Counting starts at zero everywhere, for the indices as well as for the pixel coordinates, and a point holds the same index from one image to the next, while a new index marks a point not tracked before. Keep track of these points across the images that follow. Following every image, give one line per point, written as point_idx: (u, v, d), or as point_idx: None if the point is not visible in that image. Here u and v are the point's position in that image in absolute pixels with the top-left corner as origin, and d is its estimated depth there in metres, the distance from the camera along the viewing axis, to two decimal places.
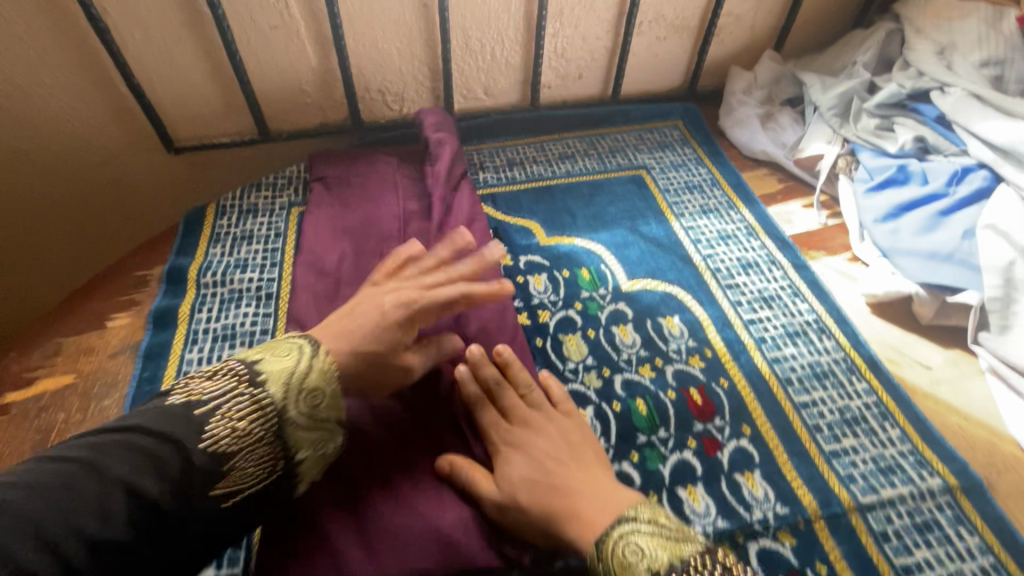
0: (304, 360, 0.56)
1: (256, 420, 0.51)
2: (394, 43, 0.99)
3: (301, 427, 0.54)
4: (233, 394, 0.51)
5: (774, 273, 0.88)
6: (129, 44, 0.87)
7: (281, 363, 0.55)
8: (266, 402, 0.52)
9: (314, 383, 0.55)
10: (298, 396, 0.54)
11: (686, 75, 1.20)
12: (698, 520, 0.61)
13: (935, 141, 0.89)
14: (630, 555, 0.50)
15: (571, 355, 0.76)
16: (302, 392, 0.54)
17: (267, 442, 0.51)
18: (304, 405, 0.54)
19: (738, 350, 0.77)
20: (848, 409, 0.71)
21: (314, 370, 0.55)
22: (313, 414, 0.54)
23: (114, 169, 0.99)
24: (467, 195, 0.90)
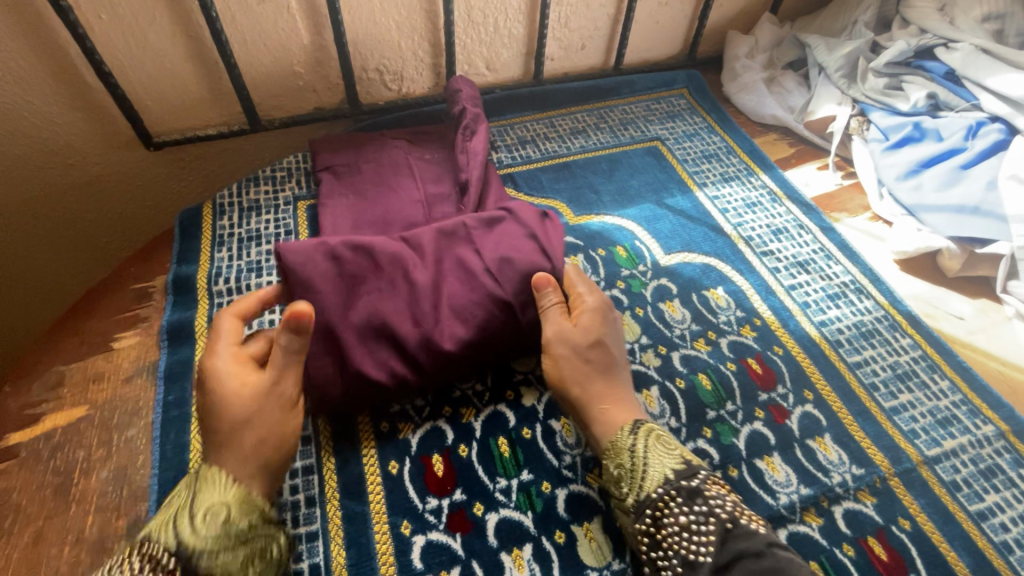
0: (193, 491, 0.51)
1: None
2: (392, 16, 0.91)
3: (210, 556, 0.47)
4: (123, 568, 0.47)
5: (804, 237, 0.88)
6: (95, 26, 0.76)
7: (170, 509, 0.51)
8: (160, 556, 0.47)
9: (211, 500, 0.50)
10: (194, 518, 0.49)
11: (686, 41, 1.18)
12: (835, 470, 0.63)
13: (946, 98, 0.91)
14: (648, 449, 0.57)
15: (675, 320, 0.76)
16: (196, 520, 0.49)
17: None
18: (209, 530, 0.48)
19: (787, 318, 0.77)
20: (899, 365, 0.73)
21: (203, 485, 0.51)
22: (223, 531, 0.49)
23: (84, 170, 0.87)
24: (493, 179, 0.86)
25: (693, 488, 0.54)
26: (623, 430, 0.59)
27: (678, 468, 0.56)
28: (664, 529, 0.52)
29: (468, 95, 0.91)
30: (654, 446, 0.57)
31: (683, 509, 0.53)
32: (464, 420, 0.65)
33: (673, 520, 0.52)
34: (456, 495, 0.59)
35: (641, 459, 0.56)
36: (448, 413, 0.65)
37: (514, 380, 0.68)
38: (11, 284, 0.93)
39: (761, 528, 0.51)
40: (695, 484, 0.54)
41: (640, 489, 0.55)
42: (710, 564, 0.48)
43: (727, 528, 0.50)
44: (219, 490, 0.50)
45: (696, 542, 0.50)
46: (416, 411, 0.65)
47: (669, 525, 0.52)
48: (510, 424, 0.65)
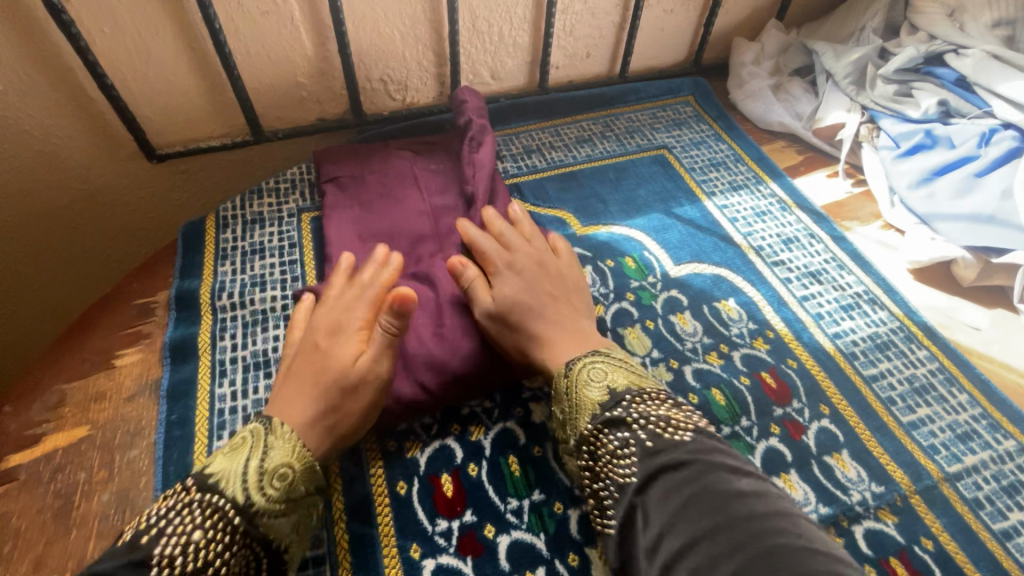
0: (260, 445, 0.53)
1: (208, 525, 0.47)
2: (397, 25, 0.90)
3: (273, 513, 0.50)
4: (185, 506, 0.48)
5: (815, 247, 0.87)
6: (97, 39, 0.75)
7: (235, 459, 0.52)
8: (225, 502, 0.49)
9: (281, 462, 0.52)
10: (262, 476, 0.51)
11: (691, 48, 1.17)
12: (854, 487, 0.62)
13: (957, 104, 0.90)
14: (589, 383, 0.58)
15: (686, 333, 0.74)
16: (263, 477, 0.51)
17: (243, 543, 0.48)
18: (276, 492, 0.51)
19: (800, 330, 0.76)
20: (916, 378, 0.71)
21: (274, 439, 0.53)
22: (287, 491, 0.51)
23: (86, 184, 0.86)
24: (501, 192, 0.85)
25: (617, 417, 0.54)
26: (563, 368, 0.61)
27: (603, 399, 0.56)
28: (600, 457, 0.53)
29: (474, 106, 0.90)
30: (582, 380, 0.59)
31: (612, 437, 0.54)
32: (473, 439, 0.63)
33: (605, 448, 0.53)
34: (466, 516, 0.58)
35: (575, 399, 0.58)
36: (456, 431, 0.64)
37: (523, 396, 0.67)
38: (12, 300, 0.92)
39: (688, 436, 0.52)
40: (619, 413, 0.55)
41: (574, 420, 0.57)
42: (635, 484, 0.50)
43: (648, 447, 0.51)
44: (287, 450, 0.53)
45: (624, 465, 0.51)
46: (424, 429, 0.64)
47: (602, 455, 0.53)
48: (520, 442, 0.63)
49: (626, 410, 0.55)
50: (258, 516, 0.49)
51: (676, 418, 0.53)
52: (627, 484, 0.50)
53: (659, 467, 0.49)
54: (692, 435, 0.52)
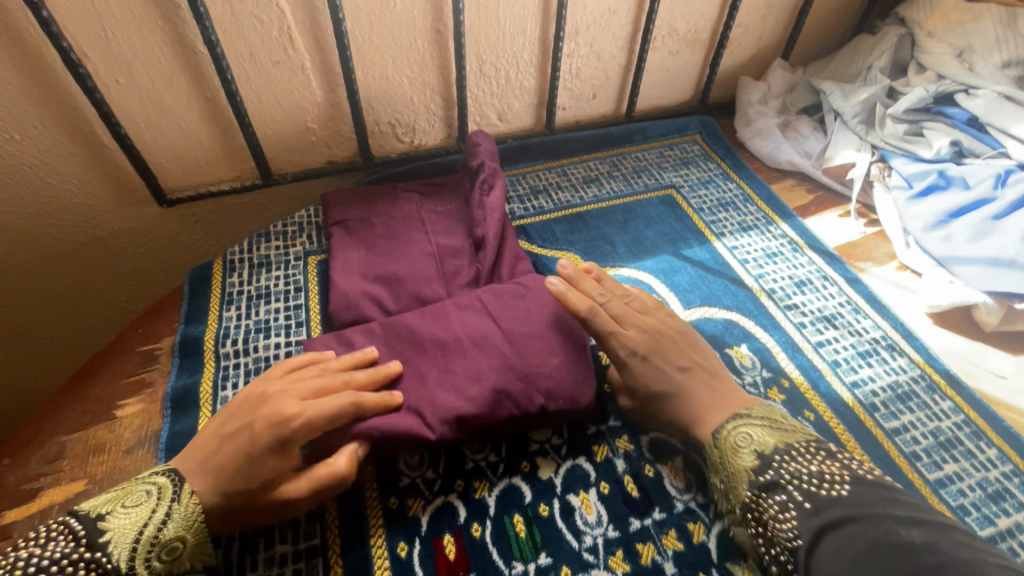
0: (164, 505, 0.51)
1: None
2: (405, 72, 0.92)
3: None
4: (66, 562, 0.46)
5: (829, 290, 0.85)
6: (113, 90, 0.77)
7: (132, 514, 0.50)
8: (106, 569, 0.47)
9: (175, 534, 0.50)
10: (150, 547, 0.49)
11: (697, 88, 1.17)
12: None
13: (970, 144, 0.89)
14: (743, 442, 0.58)
15: None
16: (154, 547, 0.49)
17: None
18: (161, 565, 0.49)
19: (816, 379, 0.73)
20: (941, 431, 0.68)
21: (177, 506, 0.51)
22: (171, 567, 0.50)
23: (97, 228, 0.88)
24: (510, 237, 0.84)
25: (771, 481, 0.54)
26: (717, 428, 0.60)
27: (756, 465, 0.56)
28: (762, 520, 0.54)
29: (487, 149, 0.91)
30: (732, 445, 0.58)
31: (770, 500, 0.54)
32: (477, 496, 0.61)
33: (766, 512, 0.53)
34: None
35: (726, 461, 0.58)
36: (460, 487, 0.61)
37: (529, 450, 0.65)
38: (20, 342, 0.92)
39: (845, 490, 0.51)
40: (772, 476, 0.55)
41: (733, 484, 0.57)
42: (803, 547, 0.49)
43: (807, 507, 0.51)
44: (185, 524, 0.51)
45: (786, 528, 0.51)
46: (426, 484, 0.62)
47: (766, 518, 0.53)
48: (526, 499, 0.61)
49: (776, 473, 0.55)
50: None
51: (830, 472, 0.53)
52: (795, 547, 0.50)
53: (821, 527, 0.49)
54: (851, 488, 0.51)
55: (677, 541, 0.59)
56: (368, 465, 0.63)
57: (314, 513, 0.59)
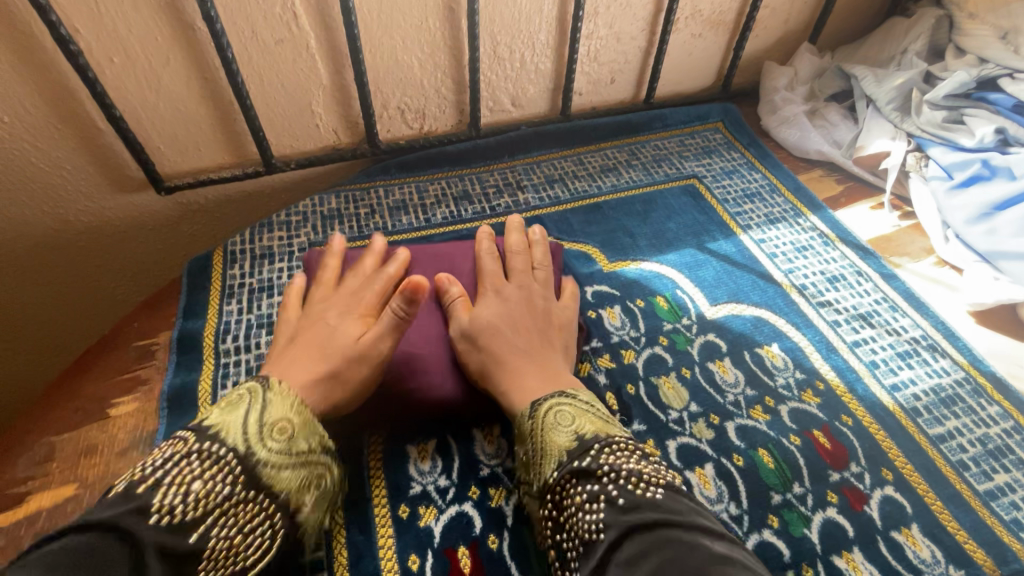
0: (254, 406, 0.49)
1: (208, 479, 0.43)
2: (415, 53, 0.87)
3: (278, 467, 0.47)
4: (180, 462, 0.43)
5: (864, 286, 0.80)
6: (107, 69, 0.72)
7: (231, 414, 0.48)
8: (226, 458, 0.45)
9: (279, 417, 0.49)
10: (262, 430, 0.48)
11: (719, 73, 1.12)
12: (929, 571, 0.54)
13: (1016, 132, 0.83)
14: (561, 422, 0.53)
15: (727, 384, 0.68)
16: (266, 430, 0.48)
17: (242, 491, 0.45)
18: (276, 446, 0.48)
19: (854, 381, 0.69)
20: (989, 439, 0.64)
21: (273, 392, 0.51)
22: (288, 448, 0.48)
23: (94, 217, 0.84)
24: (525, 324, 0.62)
25: (584, 468, 0.49)
26: (529, 409, 0.55)
27: (570, 447, 0.51)
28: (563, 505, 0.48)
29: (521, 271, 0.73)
30: (550, 425, 0.53)
31: (579, 489, 0.48)
32: (493, 504, 0.57)
33: (570, 501, 0.48)
34: None
35: (541, 439, 0.53)
36: (475, 495, 0.57)
37: None
38: (19, 336, 0.89)
39: (659, 494, 0.45)
40: (587, 464, 0.49)
41: (545, 462, 0.52)
42: (604, 543, 0.42)
43: (619, 504, 0.45)
44: (288, 407, 0.50)
45: (590, 520, 0.45)
46: (439, 492, 0.58)
47: (567, 507, 0.47)
48: None
49: (595, 462, 0.49)
50: (259, 467, 0.46)
51: (647, 472, 0.47)
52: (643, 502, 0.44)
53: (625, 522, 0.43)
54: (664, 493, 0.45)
55: None
56: (378, 473, 0.59)
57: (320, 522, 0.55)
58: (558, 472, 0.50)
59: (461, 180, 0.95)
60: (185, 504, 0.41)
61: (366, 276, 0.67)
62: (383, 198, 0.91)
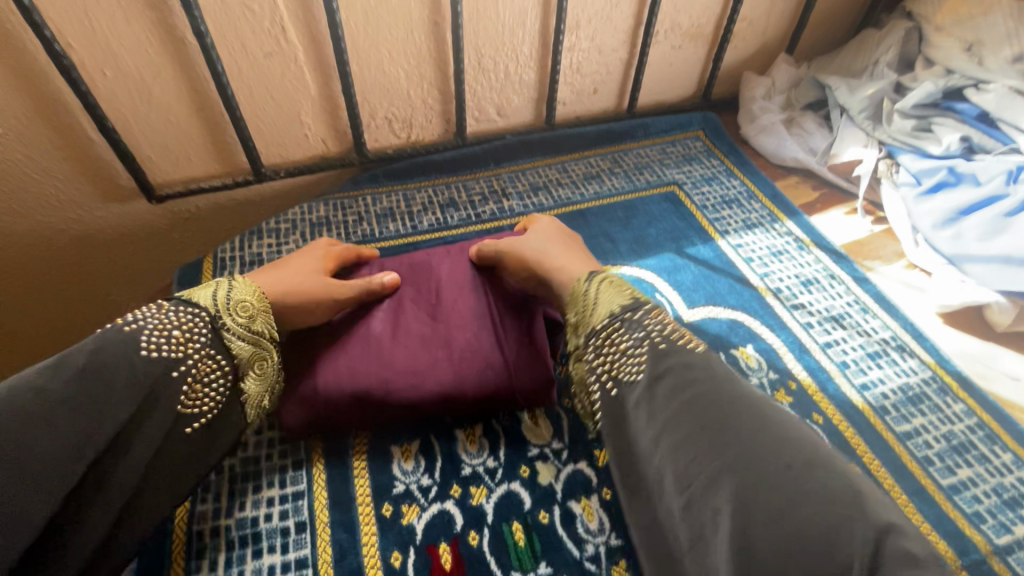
0: (223, 288, 0.57)
1: (182, 327, 0.52)
2: (401, 65, 0.89)
3: (237, 338, 0.55)
4: (160, 313, 0.52)
5: (837, 289, 0.83)
6: (98, 82, 0.74)
7: (205, 290, 0.57)
8: (198, 319, 0.54)
9: (243, 297, 0.57)
10: (228, 307, 0.56)
11: (700, 83, 1.15)
12: None
13: (980, 140, 0.86)
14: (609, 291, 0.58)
15: None
16: (232, 306, 0.56)
17: (208, 350, 0.53)
18: (240, 320, 0.56)
19: (825, 380, 0.71)
20: (954, 435, 0.66)
21: (238, 282, 0.59)
22: (249, 326, 0.56)
23: (85, 225, 0.86)
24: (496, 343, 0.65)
25: (634, 318, 0.53)
26: (583, 279, 0.61)
27: (625, 302, 0.55)
28: (608, 352, 0.53)
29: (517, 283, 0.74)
30: (596, 293, 0.58)
31: (625, 334, 0.52)
32: (475, 502, 0.59)
33: (617, 346, 0.52)
34: None
35: (591, 301, 0.58)
36: (456, 494, 0.59)
37: (529, 455, 0.62)
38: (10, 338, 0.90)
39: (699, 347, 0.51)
40: (636, 315, 0.53)
41: (588, 322, 0.56)
42: (641, 381, 0.49)
43: (660, 347, 0.50)
44: (249, 293, 0.58)
45: (634, 363, 0.50)
46: (422, 491, 0.59)
47: (612, 350, 0.52)
48: (525, 506, 0.59)
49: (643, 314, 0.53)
50: (225, 331, 0.55)
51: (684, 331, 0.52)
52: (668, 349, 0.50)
53: (667, 364, 0.48)
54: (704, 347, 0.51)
55: None
56: (363, 473, 0.60)
57: (305, 521, 0.57)
58: (609, 319, 0.54)
59: (447, 188, 0.97)
60: (168, 345, 0.51)
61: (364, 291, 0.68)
62: (371, 206, 0.93)
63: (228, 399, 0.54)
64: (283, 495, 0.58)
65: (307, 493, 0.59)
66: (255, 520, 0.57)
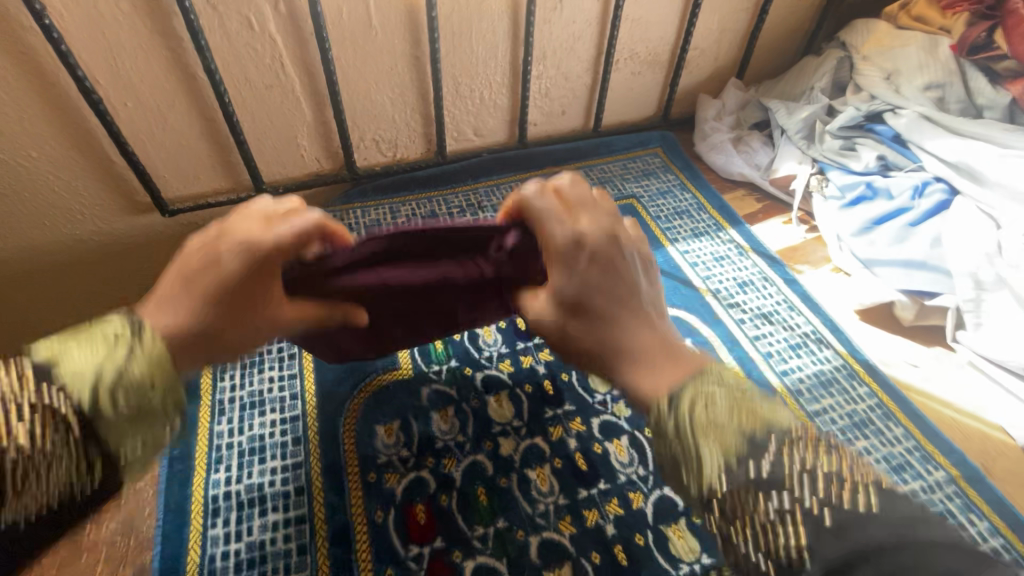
0: (130, 344, 0.46)
1: (50, 419, 0.43)
2: (386, 93, 1.01)
3: (114, 425, 0.45)
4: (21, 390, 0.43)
5: (769, 290, 0.94)
6: (120, 111, 0.85)
7: (89, 350, 0.45)
8: (65, 409, 0.44)
9: (141, 374, 0.46)
10: (118, 379, 0.45)
11: (659, 105, 1.27)
12: None
13: (894, 158, 0.98)
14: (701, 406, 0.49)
15: None
16: (123, 389, 0.45)
17: (72, 453, 0.44)
18: (123, 404, 0.45)
19: (751, 368, 0.83)
20: (856, 412, 0.78)
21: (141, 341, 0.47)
22: (138, 408, 0.46)
23: (105, 236, 0.96)
24: None
25: (768, 480, 0.46)
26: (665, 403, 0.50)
27: (733, 453, 0.47)
28: (755, 522, 0.45)
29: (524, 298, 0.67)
30: (692, 417, 0.48)
31: (767, 505, 0.45)
32: (446, 470, 0.69)
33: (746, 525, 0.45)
34: (437, 542, 0.64)
35: (688, 421, 0.48)
36: (430, 463, 0.70)
37: (493, 431, 0.73)
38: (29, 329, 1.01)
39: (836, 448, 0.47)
40: (762, 470, 0.46)
41: (691, 450, 0.48)
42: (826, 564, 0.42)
43: (826, 524, 0.44)
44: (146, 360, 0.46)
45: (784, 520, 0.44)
46: (401, 461, 0.70)
47: (763, 522, 0.45)
48: (487, 472, 0.70)
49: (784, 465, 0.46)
50: (96, 420, 0.45)
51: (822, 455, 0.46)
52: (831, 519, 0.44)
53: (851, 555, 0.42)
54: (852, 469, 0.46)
55: (619, 507, 0.68)
56: (350, 445, 0.71)
57: (303, 488, 0.68)
58: (726, 487, 0.46)
59: (429, 202, 1.09)
60: (17, 430, 0.42)
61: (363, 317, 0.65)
62: (360, 218, 1.04)
63: (93, 483, 0.47)
64: (283, 465, 0.69)
65: (304, 464, 0.70)
66: (262, 485, 0.68)
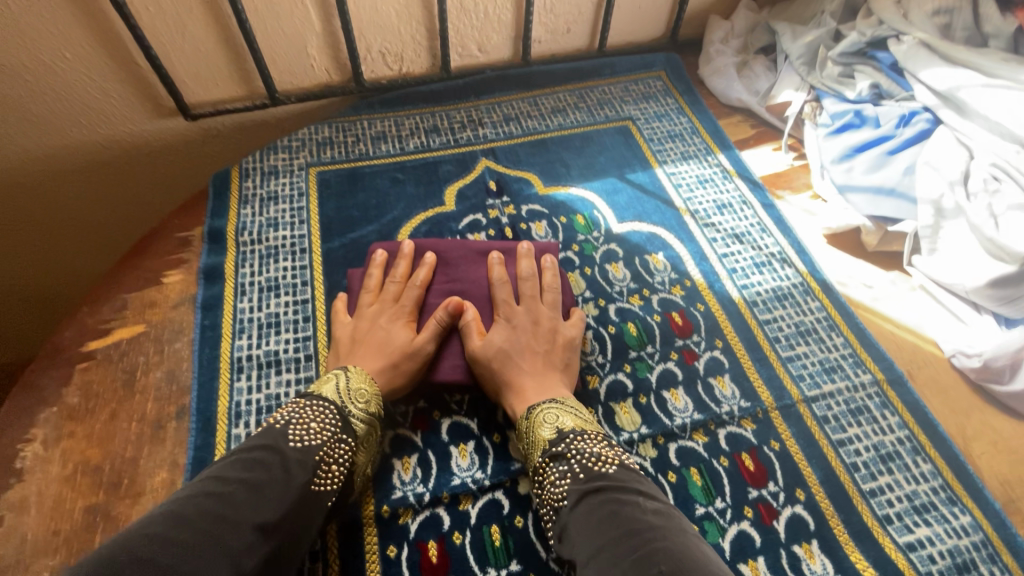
0: (342, 377, 0.70)
1: (321, 422, 0.64)
2: (392, 5, 1.04)
3: (359, 418, 0.67)
4: (300, 422, 0.63)
5: (745, 212, 1.00)
6: (143, 15, 0.91)
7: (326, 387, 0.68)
8: (332, 418, 0.65)
9: (360, 384, 0.69)
10: (348, 396, 0.68)
11: (668, 26, 1.26)
12: (726, 401, 0.77)
13: (888, 87, 1.00)
14: (549, 420, 0.67)
15: (616, 279, 0.90)
16: (351, 394, 0.68)
17: (341, 435, 0.64)
18: (359, 405, 0.68)
19: (714, 281, 0.91)
20: (803, 323, 0.86)
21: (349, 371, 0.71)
22: (366, 407, 0.68)
23: (137, 136, 1.05)
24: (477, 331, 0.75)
25: (560, 452, 0.64)
26: (538, 407, 0.68)
27: (552, 436, 0.65)
28: (544, 487, 0.63)
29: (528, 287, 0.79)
30: (538, 420, 0.67)
31: (554, 468, 0.64)
32: None
33: (547, 478, 0.63)
34: (420, 403, 0.76)
35: (532, 425, 0.68)
36: None
37: None
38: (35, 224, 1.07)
39: (612, 468, 0.62)
40: (561, 448, 0.64)
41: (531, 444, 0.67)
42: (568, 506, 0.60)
43: (581, 478, 0.61)
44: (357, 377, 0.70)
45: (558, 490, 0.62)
46: None
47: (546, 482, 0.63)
48: None
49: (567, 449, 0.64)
50: (352, 415, 0.66)
51: (607, 453, 0.63)
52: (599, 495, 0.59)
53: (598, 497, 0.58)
54: (616, 468, 0.61)
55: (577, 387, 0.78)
56: None
57: (311, 355, 0.82)
58: (543, 456, 0.65)
59: (432, 116, 1.13)
60: (308, 435, 0.62)
61: (400, 278, 0.79)
62: (366, 129, 1.10)
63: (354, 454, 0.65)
64: (295, 336, 0.83)
65: (312, 336, 0.83)
66: (278, 352, 0.82)
